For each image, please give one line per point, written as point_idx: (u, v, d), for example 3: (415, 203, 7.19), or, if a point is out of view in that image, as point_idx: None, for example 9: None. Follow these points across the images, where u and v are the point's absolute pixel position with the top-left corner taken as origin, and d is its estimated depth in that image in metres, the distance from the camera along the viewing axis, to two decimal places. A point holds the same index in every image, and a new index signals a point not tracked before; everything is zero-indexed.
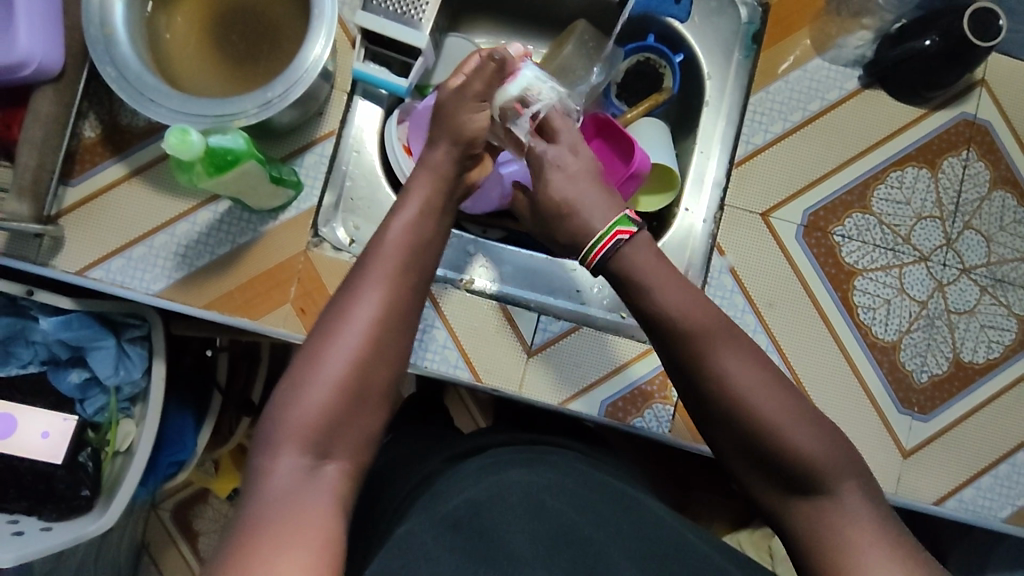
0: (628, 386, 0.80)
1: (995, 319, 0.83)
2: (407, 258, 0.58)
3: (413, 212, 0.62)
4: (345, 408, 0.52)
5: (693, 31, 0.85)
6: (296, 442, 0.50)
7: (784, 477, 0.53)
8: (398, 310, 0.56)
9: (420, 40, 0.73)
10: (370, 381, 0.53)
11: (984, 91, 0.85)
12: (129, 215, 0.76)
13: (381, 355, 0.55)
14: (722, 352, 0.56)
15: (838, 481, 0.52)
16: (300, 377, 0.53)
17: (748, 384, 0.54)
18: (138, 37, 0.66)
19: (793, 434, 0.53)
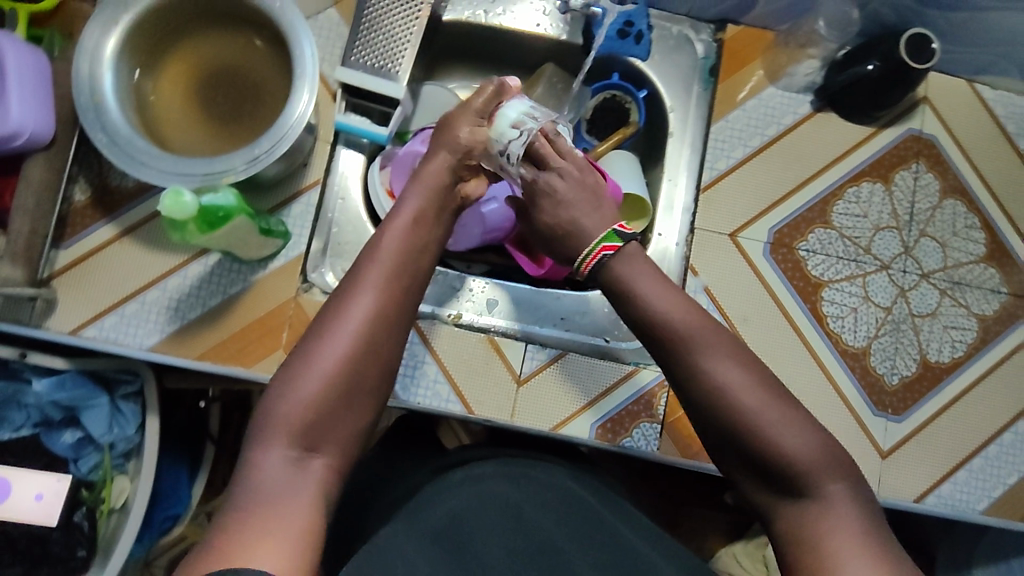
0: (615, 407, 0.83)
1: (956, 319, 0.88)
2: (402, 263, 0.62)
3: (406, 225, 0.65)
4: (335, 402, 0.55)
5: (655, 68, 0.90)
6: (285, 433, 0.53)
7: (772, 476, 0.56)
8: (389, 315, 0.59)
9: (397, 91, 0.77)
10: (359, 380, 0.57)
11: (927, 108, 0.91)
12: (122, 273, 0.78)
13: (372, 360, 0.58)
14: (708, 352, 0.59)
15: (824, 479, 0.55)
16: (295, 371, 0.56)
17: (736, 382, 0.58)
18: (126, 103, 0.69)
19: (778, 431, 0.56)
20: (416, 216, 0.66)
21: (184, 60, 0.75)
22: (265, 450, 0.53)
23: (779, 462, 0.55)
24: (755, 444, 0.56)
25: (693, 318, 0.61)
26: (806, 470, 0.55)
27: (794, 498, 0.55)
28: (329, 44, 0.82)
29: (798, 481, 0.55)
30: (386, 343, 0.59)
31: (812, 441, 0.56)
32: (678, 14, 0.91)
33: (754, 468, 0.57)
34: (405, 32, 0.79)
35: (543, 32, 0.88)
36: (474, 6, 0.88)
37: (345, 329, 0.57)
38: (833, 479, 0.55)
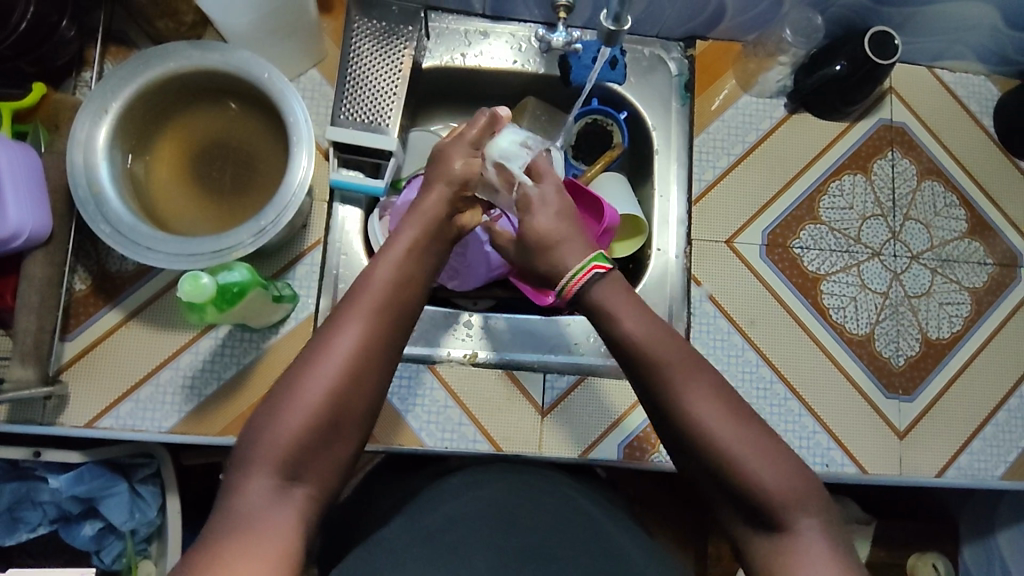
0: (639, 425, 0.84)
1: (950, 295, 0.91)
2: (388, 299, 0.61)
3: (396, 262, 0.64)
4: (315, 440, 0.55)
5: (632, 91, 0.93)
6: (267, 466, 0.54)
7: (747, 508, 0.58)
8: (374, 351, 0.59)
9: (390, 143, 0.79)
10: (340, 420, 0.56)
11: (894, 97, 0.95)
12: (132, 357, 0.77)
13: (361, 396, 0.58)
14: (687, 382, 0.60)
15: (798, 509, 0.57)
16: (277, 405, 0.56)
17: (715, 415, 0.59)
18: (124, 190, 0.69)
19: (754, 465, 0.57)
20: (410, 250, 0.65)
21: (176, 138, 0.75)
22: (273, 493, 0.54)
23: (753, 496, 0.57)
24: (735, 477, 0.58)
25: (675, 349, 0.61)
26: (782, 504, 0.57)
27: (765, 531, 0.58)
28: (314, 105, 0.83)
29: (774, 514, 0.57)
30: (370, 378, 0.58)
31: (787, 474, 0.58)
32: (648, 36, 0.94)
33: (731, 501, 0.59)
34: (390, 85, 0.81)
35: (520, 68, 0.91)
36: (451, 51, 0.90)
37: (326, 366, 0.57)
38: (807, 511, 0.57)
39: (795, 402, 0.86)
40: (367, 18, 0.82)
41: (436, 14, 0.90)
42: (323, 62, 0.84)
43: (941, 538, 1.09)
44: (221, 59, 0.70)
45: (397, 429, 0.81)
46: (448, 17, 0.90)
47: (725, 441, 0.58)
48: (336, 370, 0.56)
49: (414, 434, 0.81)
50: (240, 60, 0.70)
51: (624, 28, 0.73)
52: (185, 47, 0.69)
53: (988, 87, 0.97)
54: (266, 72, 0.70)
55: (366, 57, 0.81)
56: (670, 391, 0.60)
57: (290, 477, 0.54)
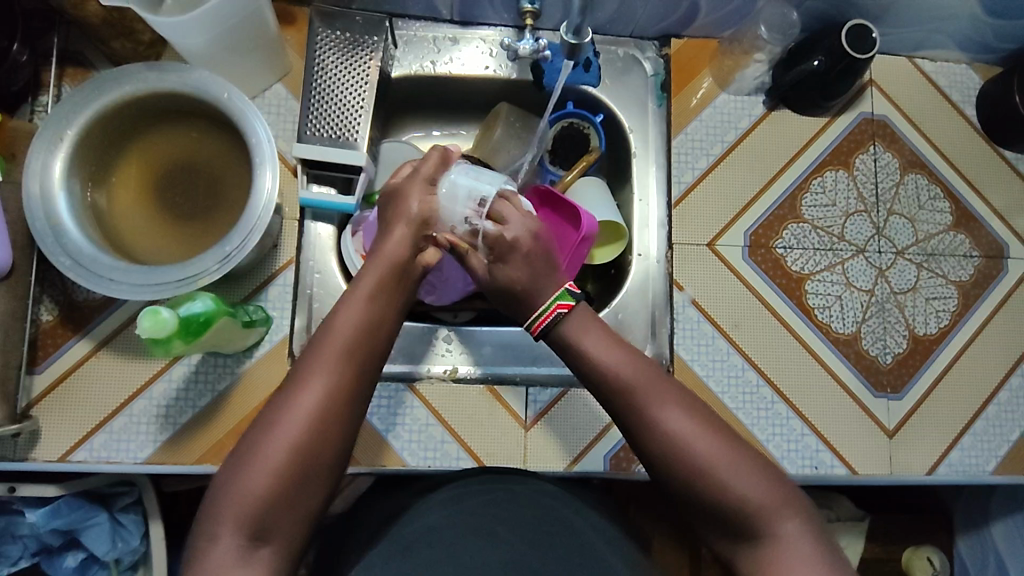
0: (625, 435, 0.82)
1: (936, 290, 0.90)
2: (358, 341, 0.60)
3: (364, 303, 0.63)
4: (291, 486, 0.55)
5: (608, 92, 0.92)
6: (240, 516, 0.54)
7: (725, 519, 0.59)
8: (344, 394, 0.58)
9: (359, 158, 0.78)
10: (310, 461, 0.56)
11: (874, 89, 0.93)
12: (104, 388, 0.75)
13: (333, 434, 0.57)
14: (654, 403, 0.61)
15: (775, 517, 0.57)
16: (247, 454, 0.56)
17: (684, 432, 0.60)
18: (85, 219, 0.67)
19: (727, 479, 0.58)
20: (375, 289, 0.64)
21: (137, 163, 0.73)
22: (239, 550, 0.54)
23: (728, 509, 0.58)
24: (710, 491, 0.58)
25: (637, 371, 0.63)
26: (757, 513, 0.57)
27: (742, 539, 0.59)
28: (281, 121, 0.81)
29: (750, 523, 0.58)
30: (339, 421, 0.58)
31: (761, 484, 0.58)
32: (622, 36, 0.92)
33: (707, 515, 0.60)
34: (357, 98, 0.79)
35: (492, 74, 0.89)
36: (420, 59, 0.88)
37: (296, 412, 0.56)
38: (786, 516, 0.57)
39: (783, 405, 0.85)
40: (331, 30, 0.80)
41: (404, 21, 0.88)
42: (288, 75, 0.82)
43: (937, 531, 1.09)
44: (178, 80, 0.68)
45: (378, 448, 0.80)
46: (416, 23, 0.88)
47: (697, 458, 0.59)
48: (307, 417, 0.56)
49: (395, 453, 0.80)
50: (199, 79, 0.68)
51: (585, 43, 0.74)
52: (141, 69, 0.68)
53: (970, 75, 0.95)
54: (225, 91, 0.68)
55: (331, 70, 0.79)
56: (640, 411, 0.61)
57: (263, 524, 0.54)
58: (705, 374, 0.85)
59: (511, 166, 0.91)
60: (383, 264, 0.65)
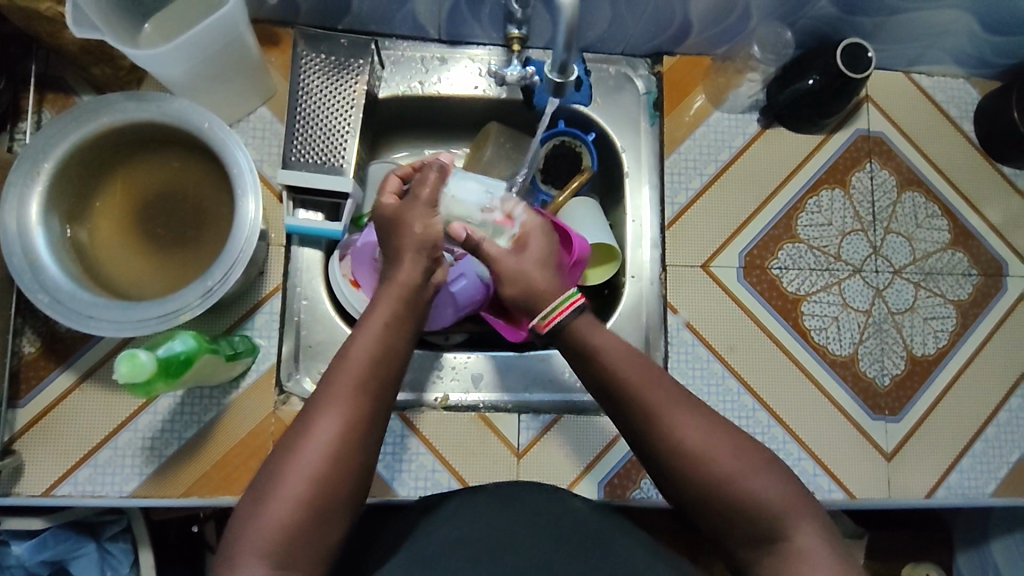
0: (620, 460, 0.81)
1: (934, 310, 0.89)
2: (371, 372, 0.59)
3: (378, 330, 0.61)
4: (308, 523, 0.54)
5: (599, 111, 0.90)
6: (257, 556, 0.52)
7: (744, 527, 0.56)
8: (359, 425, 0.57)
9: (346, 183, 0.76)
10: (328, 499, 0.55)
11: (870, 106, 0.92)
12: (88, 420, 0.74)
13: (349, 468, 0.56)
14: (666, 408, 0.59)
15: (795, 521, 0.56)
16: (263, 492, 0.54)
17: (696, 439, 0.58)
18: (64, 253, 0.66)
19: (741, 482, 0.56)
20: (390, 321, 0.62)
21: (118, 193, 0.72)
22: None
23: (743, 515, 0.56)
24: (723, 498, 0.57)
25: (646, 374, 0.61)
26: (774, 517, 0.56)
27: (764, 546, 0.56)
28: (266, 145, 0.80)
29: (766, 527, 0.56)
30: (355, 454, 0.56)
31: (776, 487, 0.57)
32: (612, 54, 0.91)
33: (720, 523, 0.57)
34: (342, 122, 0.78)
35: (481, 93, 0.87)
36: (408, 80, 0.87)
37: (310, 447, 0.55)
38: (803, 520, 0.56)
39: (779, 429, 0.84)
40: (315, 53, 0.79)
41: (390, 41, 0.86)
42: (273, 97, 0.81)
43: (935, 547, 1.08)
44: (158, 110, 0.67)
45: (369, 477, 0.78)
46: (403, 43, 0.87)
47: (710, 463, 0.57)
48: (323, 451, 0.55)
49: (387, 484, 0.79)
50: (178, 110, 0.67)
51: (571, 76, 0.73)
52: (120, 99, 0.67)
53: (967, 90, 0.94)
54: (206, 122, 0.67)
55: (315, 93, 0.78)
56: (651, 417, 0.59)
57: (281, 564, 0.53)
58: (700, 399, 0.83)
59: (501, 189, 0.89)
60: (396, 291, 0.64)
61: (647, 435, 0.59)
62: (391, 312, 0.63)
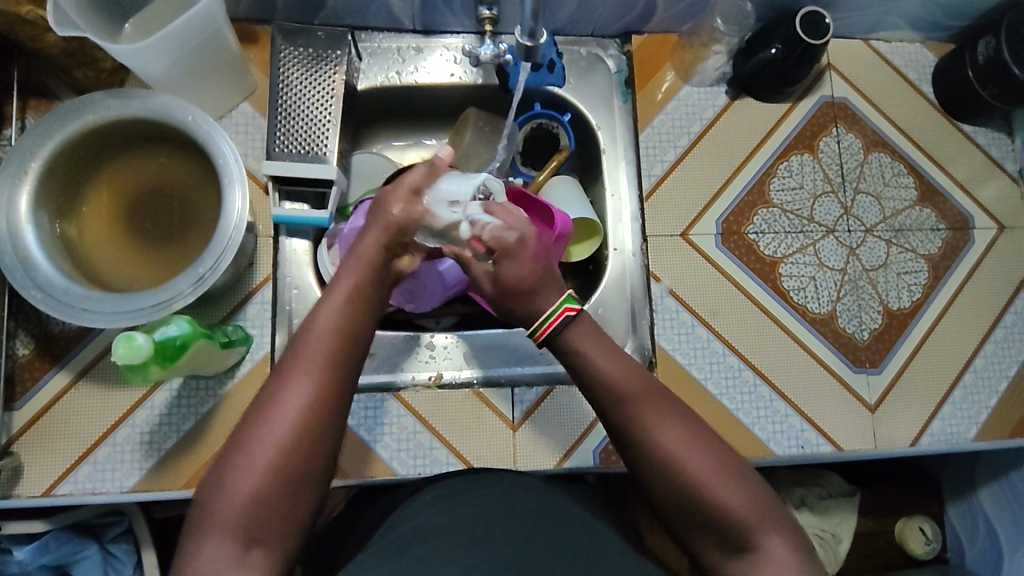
0: (601, 442, 0.82)
1: (906, 264, 0.92)
2: (336, 340, 0.59)
3: (341, 307, 0.61)
4: (278, 499, 0.54)
5: (573, 92, 0.93)
6: (225, 531, 0.53)
7: (716, 530, 0.59)
8: (325, 405, 0.57)
9: (330, 171, 0.78)
10: (301, 476, 0.55)
11: (833, 73, 0.95)
12: (85, 418, 0.75)
13: (318, 445, 0.56)
14: (648, 413, 0.61)
15: (763, 531, 0.58)
16: (231, 462, 0.55)
17: (674, 443, 0.60)
18: (54, 250, 0.67)
19: (715, 488, 0.59)
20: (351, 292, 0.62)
21: (105, 191, 0.73)
22: (229, 552, 0.53)
23: (712, 519, 0.59)
24: (695, 502, 0.59)
25: (631, 378, 0.63)
26: (743, 527, 0.58)
27: (733, 550, 0.59)
28: (249, 140, 0.81)
29: (733, 536, 0.58)
30: (323, 433, 0.56)
31: (747, 493, 0.59)
32: (583, 36, 0.94)
33: (690, 523, 0.60)
34: (323, 112, 0.79)
35: (458, 80, 0.90)
36: (385, 71, 0.89)
37: (277, 413, 0.56)
38: (773, 530, 0.58)
39: (765, 387, 0.86)
40: (293, 46, 0.80)
41: (366, 33, 0.88)
42: (254, 93, 0.82)
43: (927, 501, 1.11)
44: (142, 106, 0.68)
45: (368, 458, 0.80)
46: (378, 35, 0.89)
47: (687, 469, 0.59)
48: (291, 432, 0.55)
49: (386, 464, 0.80)
50: (162, 104, 0.69)
51: (540, 42, 0.73)
52: (103, 97, 0.68)
53: (924, 54, 0.98)
54: (190, 114, 0.69)
55: (295, 86, 0.79)
56: (633, 423, 0.61)
57: (249, 540, 0.54)
58: (687, 363, 0.86)
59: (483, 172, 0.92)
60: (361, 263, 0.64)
61: (629, 434, 0.61)
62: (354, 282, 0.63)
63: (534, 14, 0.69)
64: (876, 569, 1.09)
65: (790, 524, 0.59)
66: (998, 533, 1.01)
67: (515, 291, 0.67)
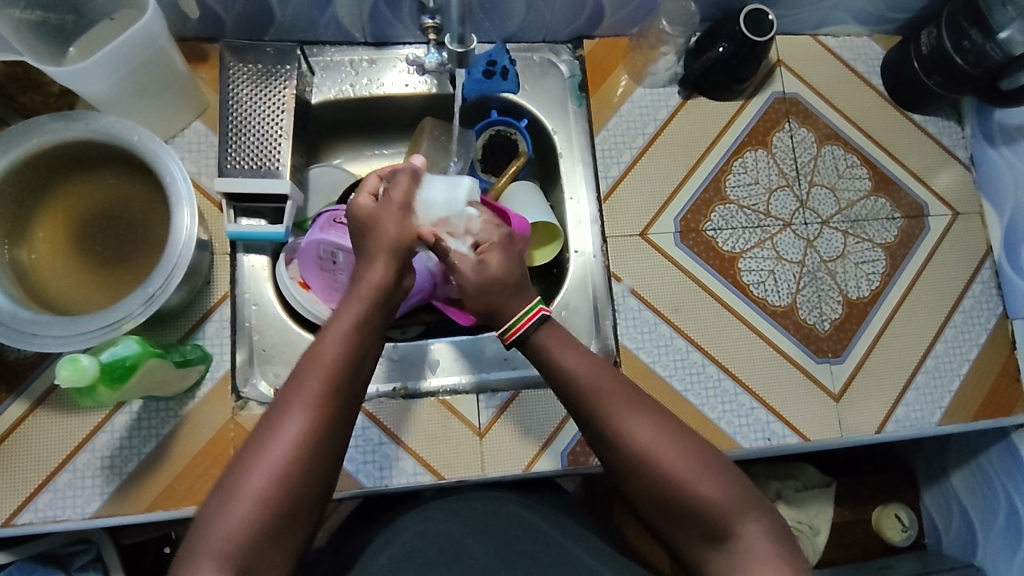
0: (572, 439, 0.82)
1: (864, 254, 0.93)
2: (342, 371, 0.59)
3: (346, 333, 0.62)
4: (272, 521, 0.54)
5: (528, 98, 0.94)
6: (216, 556, 0.53)
7: (694, 522, 0.59)
8: (326, 429, 0.57)
9: (283, 186, 0.78)
10: (294, 499, 0.55)
11: (783, 69, 0.97)
12: (44, 445, 0.74)
13: (312, 470, 0.57)
14: (621, 408, 0.62)
15: (743, 520, 0.59)
16: (228, 492, 0.55)
17: (646, 437, 0.61)
18: (3, 276, 0.66)
19: (692, 479, 0.59)
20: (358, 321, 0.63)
21: (56, 215, 0.73)
22: None
23: (690, 511, 0.59)
24: (672, 494, 0.60)
25: (601, 374, 0.64)
26: (719, 515, 0.58)
27: (713, 540, 0.59)
28: (203, 158, 0.81)
29: (711, 528, 0.59)
30: (321, 455, 0.57)
31: (725, 484, 0.59)
32: (535, 42, 0.95)
33: (669, 519, 0.61)
34: (275, 127, 0.80)
35: (412, 90, 0.90)
36: (339, 84, 0.89)
37: (280, 446, 0.56)
38: (750, 518, 0.59)
39: (729, 381, 0.87)
40: (242, 63, 0.81)
41: (318, 48, 0.89)
42: (206, 111, 0.82)
43: (903, 488, 1.11)
44: (87, 128, 0.68)
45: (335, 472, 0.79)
46: (331, 49, 0.89)
47: (662, 463, 0.60)
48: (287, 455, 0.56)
49: (352, 476, 0.80)
50: (107, 125, 0.69)
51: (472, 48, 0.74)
52: (48, 120, 0.68)
53: (871, 46, 1.00)
54: (136, 135, 0.69)
55: (246, 102, 0.80)
56: (607, 420, 0.62)
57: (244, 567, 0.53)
58: (651, 361, 0.86)
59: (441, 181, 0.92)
60: (367, 290, 0.64)
61: (603, 433, 0.62)
62: (359, 309, 0.63)
63: (461, 19, 0.70)
64: (855, 558, 1.09)
65: (768, 511, 0.60)
66: (972, 518, 1.01)
67: (497, 284, 0.68)
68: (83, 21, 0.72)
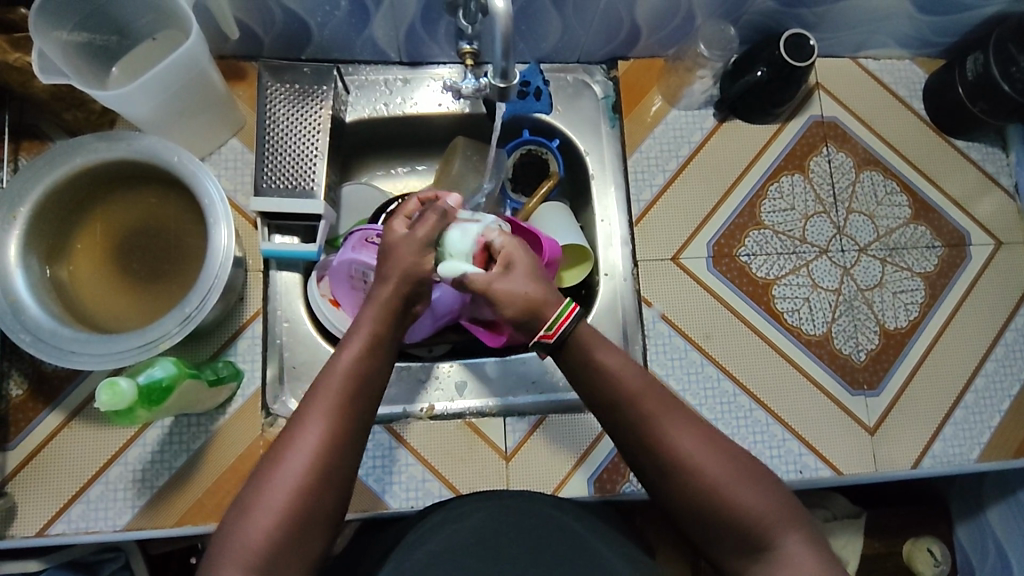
0: (607, 455, 0.82)
1: (903, 284, 0.91)
2: (354, 388, 0.58)
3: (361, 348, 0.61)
4: (291, 544, 0.53)
5: (561, 118, 0.93)
6: (239, 566, 0.51)
7: (734, 533, 0.57)
8: (339, 449, 0.56)
9: (317, 207, 0.79)
10: (312, 516, 0.54)
11: (822, 92, 0.95)
12: (78, 457, 0.75)
13: (329, 488, 0.55)
14: (659, 415, 0.59)
15: (784, 533, 0.56)
16: (245, 511, 0.53)
17: (687, 446, 0.58)
18: (45, 293, 0.68)
19: (732, 488, 0.57)
20: (371, 337, 0.62)
21: (96, 231, 0.74)
22: None
23: (729, 521, 0.57)
24: (709, 504, 0.57)
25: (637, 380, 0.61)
26: (760, 527, 0.56)
27: (752, 553, 0.57)
28: (239, 175, 0.82)
29: (752, 539, 0.56)
30: (337, 463, 0.56)
31: (766, 495, 0.57)
32: (569, 63, 0.94)
33: (707, 530, 0.59)
34: (310, 146, 0.80)
35: (446, 110, 0.90)
36: (373, 103, 0.89)
37: (297, 463, 0.54)
38: (789, 529, 0.56)
39: (761, 412, 0.85)
40: (280, 83, 0.82)
41: (353, 66, 0.89)
42: (242, 129, 0.83)
43: (936, 522, 1.08)
44: (130, 147, 0.70)
45: (360, 491, 0.79)
46: (366, 68, 0.89)
47: (700, 470, 0.57)
48: (304, 470, 0.54)
49: (378, 498, 0.79)
50: (148, 146, 0.70)
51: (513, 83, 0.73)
52: (92, 140, 0.69)
53: (914, 70, 0.97)
54: (176, 155, 0.70)
55: (282, 122, 0.80)
56: (644, 425, 0.59)
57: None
58: (681, 388, 0.85)
59: (470, 202, 0.92)
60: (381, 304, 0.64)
61: (638, 445, 0.60)
62: (374, 326, 0.63)
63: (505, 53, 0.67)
64: None
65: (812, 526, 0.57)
66: (1010, 559, 0.97)
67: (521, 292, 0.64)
68: (127, 42, 0.73)
